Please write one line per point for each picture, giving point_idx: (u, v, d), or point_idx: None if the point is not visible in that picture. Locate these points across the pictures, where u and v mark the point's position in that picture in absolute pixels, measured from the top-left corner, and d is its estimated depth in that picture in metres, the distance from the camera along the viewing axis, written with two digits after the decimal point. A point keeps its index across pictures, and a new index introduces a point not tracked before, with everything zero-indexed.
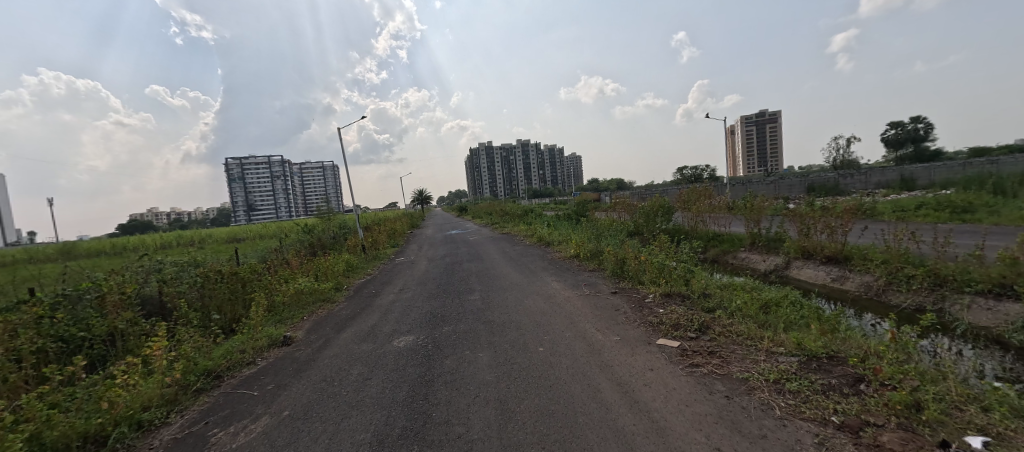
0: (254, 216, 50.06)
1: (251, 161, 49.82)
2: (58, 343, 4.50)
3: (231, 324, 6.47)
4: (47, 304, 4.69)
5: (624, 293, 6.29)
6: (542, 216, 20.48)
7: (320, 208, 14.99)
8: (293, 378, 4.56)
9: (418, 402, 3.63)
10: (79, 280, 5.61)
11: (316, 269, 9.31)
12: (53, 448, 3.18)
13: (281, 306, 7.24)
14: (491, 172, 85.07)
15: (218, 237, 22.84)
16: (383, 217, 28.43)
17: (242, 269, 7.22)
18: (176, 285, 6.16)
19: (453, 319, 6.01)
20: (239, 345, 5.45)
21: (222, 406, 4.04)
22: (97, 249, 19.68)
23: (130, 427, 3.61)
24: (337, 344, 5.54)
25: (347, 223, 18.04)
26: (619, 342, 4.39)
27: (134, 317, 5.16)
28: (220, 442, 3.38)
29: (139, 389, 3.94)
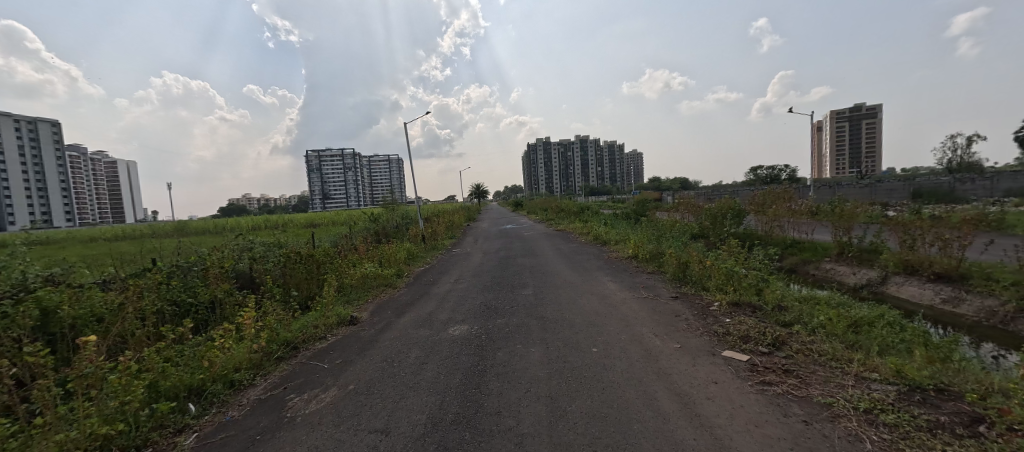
0: (329, 204, 54.37)
1: (328, 154, 54.04)
2: (173, 305, 5.22)
3: (306, 301, 7.08)
4: (165, 272, 5.44)
5: (685, 299, 5.94)
6: (600, 214, 20.01)
7: (385, 198, 15.85)
8: (357, 355, 4.89)
9: (470, 390, 3.72)
10: (189, 253, 6.45)
11: (379, 256, 9.88)
12: (166, 395, 3.69)
13: (349, 288, 7.77)
14: (549, 168, 84.65)
15: (298, 222, 25.15)
16: (442, 210, 29.48)
17: (317, 251, 7.85)
18: (263, 263, 6.85)
19: (506, 312, 6.08)
20: (313, 321, 5.95)
21: (297, 375, 4.43)
22: (201, 228, 22.58)
23: (224, 385, 4.07)
24: (397, 328, 5.83)
25: (408, 213, 18.93)
26: (679, 350, 4.15)
27: (230, 289, 5.83)
28: (296, 407, 3.71)
29: (233, 353, 4.43)
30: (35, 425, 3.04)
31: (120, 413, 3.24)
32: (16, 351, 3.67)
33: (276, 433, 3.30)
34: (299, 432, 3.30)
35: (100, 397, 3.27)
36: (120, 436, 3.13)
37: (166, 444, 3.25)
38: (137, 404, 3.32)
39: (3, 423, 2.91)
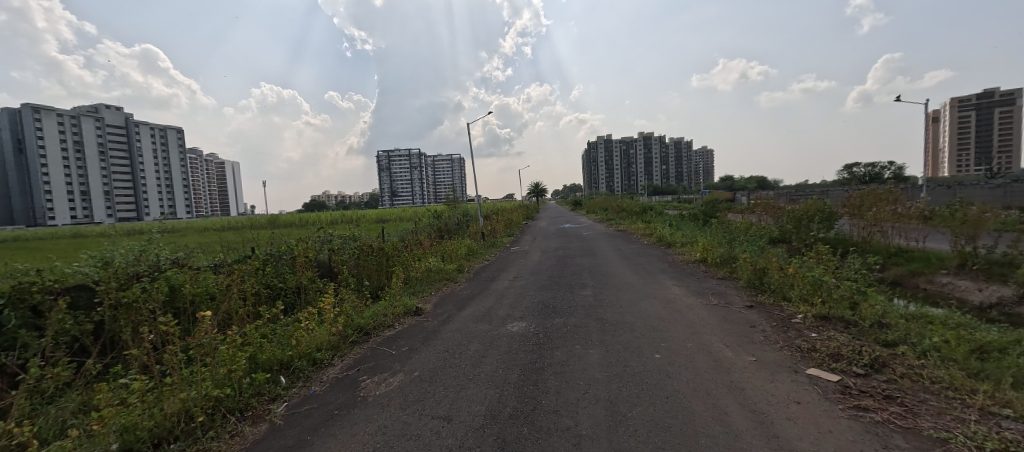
0: (397, 201, 57.62)
1: (397, 154, 57.34)
2: (267, 288, 5.88)
3: (377, 290, 7.60)
4: (261, 259, 6.14)
5: (762, 309, 5.48)
6: (664, 215, 19.13)
7: (448, 195, 16.46)
8: (421, 345, 5.14)
9: (528, 387, 3.75)
10: (280, 243, 7.21)
11: (442, 252, 10.31)
12: (263, 366, 4.18)
13: (414, 280, 8.19)
14: (611, 166, 82.42)
15: (369, 217, 26.99)
16: (501, 207, 30.00)
17: (387, 245, 8.39)
18: (341, 254, 7.47)
19: (564, 312, 6.04)
20: (383, 310, 6.36)
21: (369, 358, 4.77)
22: (287, 221, 25.11)
23: (308, 362, 4.50)
24: (458, 320, 6.05)
25: (469, 211, 19.52)
26: (754, 363, 3.85)
27: (313, 276, 6.42)
28: (368, 388, 4.01)
29: (316, 334, 4.88)
30: (164, 384, 3.59)
31: (228, 379, 3.73)
32: (152, 321, 4.37)
33: (352, 410, 3.59)
34: (370, 410, 3.56)
35: (212, 365, 3.78)
36: (228, 398, 3.61)
37: (262, 409, 3.68)
38: (240, 373, 3.80)
39: (144, 379, 3.49)
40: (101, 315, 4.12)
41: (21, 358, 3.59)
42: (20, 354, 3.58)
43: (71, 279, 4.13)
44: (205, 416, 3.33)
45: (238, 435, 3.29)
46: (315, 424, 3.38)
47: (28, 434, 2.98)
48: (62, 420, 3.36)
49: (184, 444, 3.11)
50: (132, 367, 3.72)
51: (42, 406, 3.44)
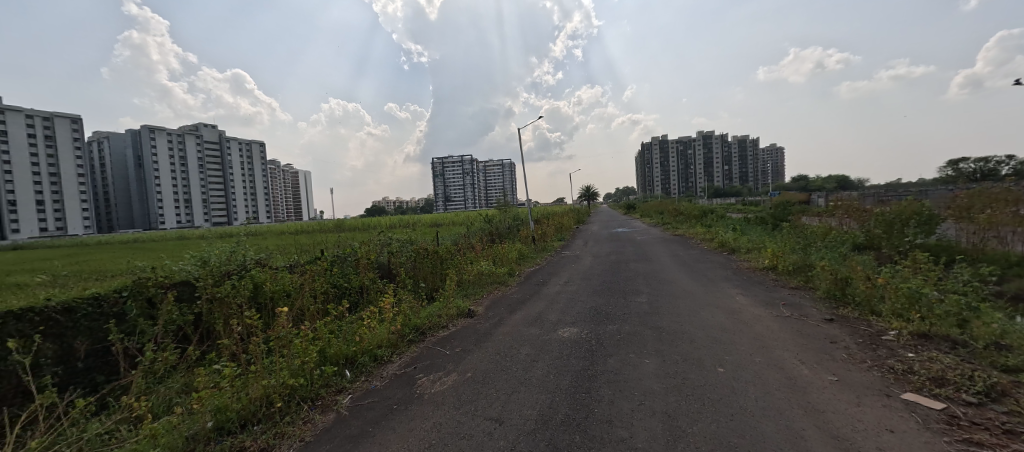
0: (450, 206, 59.46)
1: (451, 160, 59.26)
2: (334, 287, 6.33)
3: (431, 291, 7.88)
4: (330, 260, 6.63)
5: (844, 323, 4.97)
6: (727, 219, 17.96)
7: (499, 200, 16.71)
8: (474, 346, 5.25)
9: (580, 394, 3.70)
10: (346, 246, 7.75)
11: (494, 255, 10.47)
12: (331, 359, 4.50)
13: (467, 282, 8.40)
14: (667, 168, 79.11)
15: (424, 221, 28.14)
16: (552, 212, 29.91)
17: (441, 248, 8.70)
18: (399, 256, 7.84)
19: (617, 318, 5.90)
20: (438, 310, 6.60)
21: (426, 357, 4.96)
22: (350, 225, 26.89)
23: (371, 358, 4.77)
24: (509, 324, 6.11)
25: (520, 215, 19.68)
26: (836, 384, 3.51)
27: (374, 277, 6.81)
28: (425, 385, 4.17)
29: (377, 332, 5.16)
30: (248, 372, 3.99)
31: (302, 369, 4.06)
32: (239, 314, 4.88)
33: (409, 406, 3.76)
34: (425, 407, 3.70)
35: (289, 358, 4.13)
36: (302, 387, 3.92)
37: (330, 399, 3.96)
38: (311, 365, 4.12)
39: (234, 367, 3.90)
40: (199, 308, 4.69)
41: (138, 343, 4.19)
42: (138, 339, 4.19)
43: (177, 276, 4.75)
44: (282, 402, 3.67)
45: (310, 422, 3.57)
46: (376, 417, 3.58)
47: (142, 409, 3.47)
48: (168, 398, 3.87)
49: (265, 427, 3.44)
50: (223, 355, 4.18)
51: (153, 385, 3.99)
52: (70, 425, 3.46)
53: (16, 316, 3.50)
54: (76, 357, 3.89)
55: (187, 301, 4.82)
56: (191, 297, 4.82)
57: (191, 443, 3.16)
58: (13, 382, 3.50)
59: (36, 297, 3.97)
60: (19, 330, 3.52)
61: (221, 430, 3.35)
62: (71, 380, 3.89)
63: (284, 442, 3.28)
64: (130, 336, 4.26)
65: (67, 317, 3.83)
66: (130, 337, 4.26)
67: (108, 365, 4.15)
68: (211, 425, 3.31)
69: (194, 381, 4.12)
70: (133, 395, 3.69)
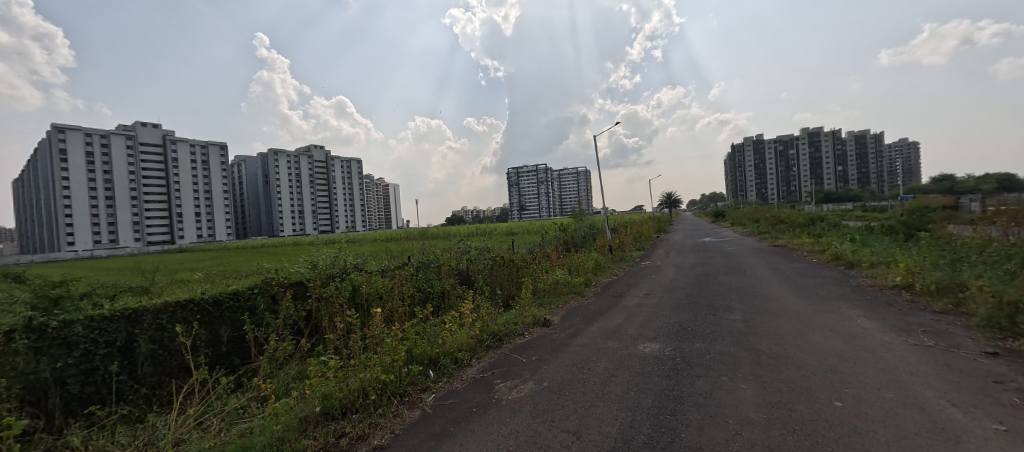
0: (525, 214, 60.20)
1: (526, 170, 60.12)
2: (419, 291, 6.69)
3: (508, 299, 7.95)
4: (415, 266, 7.04)
5: (1015, 360, 3.97)
6: (842, 228, 15.59)
7: (574, 208, 16.42)
8: (550, 356, 5.15)
9: (664, 415, 3.41)
10: (429, 252, 8.18)
11: (569, 265, 10.27)
12: (417, 358, 4.72)
13: (542, 291, 8.34)
14: (761, 171, 71.75)
15: (500, 230, 28.77)
16: (630, 220, 28.70)
17: (517, 257, 8.76)
18: (477, 264, 8.07)
19: (706, 336, 5.40)
20: (514, 318, 6.62)
21: (502, 363, 4.98)
22: (432, 233, 28.51)
23: (451, 361, 4.91)
24: (587, 335, 5.91)
25: (597, 223, 19.16)
26: (1004, 434, 2.79)
27: (454, 283, 7.09)
28: (502, 391, 4.17)
29: (457, 335, 5.31)
30: (346, 366, 4.34)
31: (392, 366, 4.30)
32: (340, 313, 5.38)
33: (488, 410, 3.77)
34: (504, 413, 3.69)
35: (380, 356, 4.42)
36: (391, 383, 4.15)
37: (416, 396, 4.14)
38: (401, 363, 4.34)
39: (335, 360, 4.28)
40: (311, 305, 5.29)
41: (265, 333, 4.86)
42: (264, 330, 4.85)
43: (294, 277, 5.40)
44: (376, 395, 3.92)
45: (398, 416, 3.75)
46: (456, 418, 3.65)
47: (268, 390, 4.02)
48: (285, 383, 4.40)
49: (362, 417, 3.70)
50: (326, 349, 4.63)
51: (274, 371, 4.56)
52: (216, 398, 4.12)
53: (181, 306, 4.32)
54: (221, 342, 4.64)
55: (301, 299, 5.45)
56: (304, 296, 5.45)
57: (303, 424, 3.57)
58: (178, 360, 4.32)
59: (194, 293, 4.85)
60: (183, 317, 4.33)
61: (325, 415, 3.68)
62: (217, 361, 4.63)
63: (377, 432, 3.49)
64: (259, 327, 4.95)
65: (215, 308, 4.59)
66: (258, 327, 4.94)
67: (242, 350, 4.86)
68: (318, 409, 3.68)
69: (306, 369, 4.64)
70: (261, 378, 4.28)
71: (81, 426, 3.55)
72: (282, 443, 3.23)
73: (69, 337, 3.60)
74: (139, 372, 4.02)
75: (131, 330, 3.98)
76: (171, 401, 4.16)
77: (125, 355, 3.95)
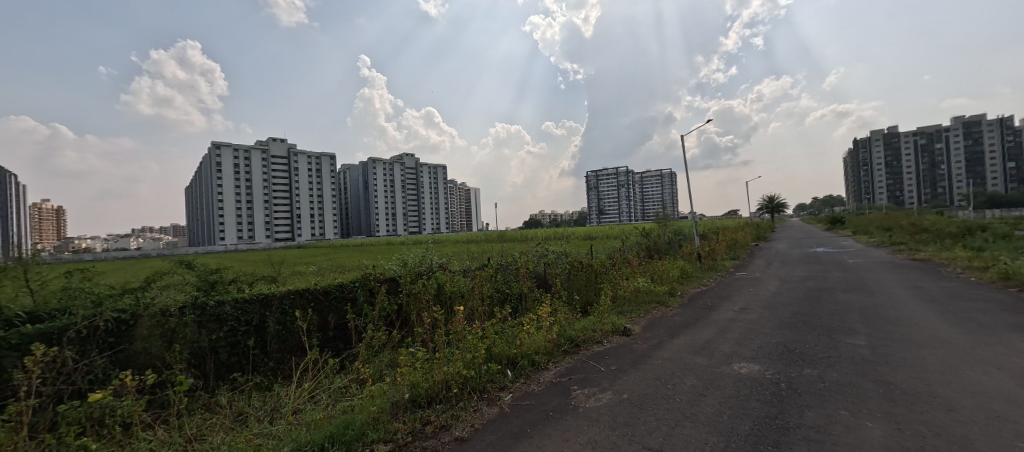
0: (604, 219, 58.54)
1: (606, 173, 58.54)
2: (497, 291, 6.80)
3: (585, 305, 7.71)
4: (494, 267, 7.17)
5: None
6: (1012, 240, 12.52)
7: (659, 213, 15.47)
8: (631, 367, 4.86)
9: (766, 445, 3.01)
10: (508, 255, 8.29)
11: (652, 272, 9.66)
12: (496, 357, 4.78)
13: (623, 299, 7.94)
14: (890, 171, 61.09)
15: (578, 234, 28.27)
16: (723, 226, 26.24)
17: (596, 262, 8.48)
18: (554, 267, 7.98)
19: (820, 360, 4.68)
20: (592, 325, 6.39)
21: (580, 369, 4.82)
22: (510, 236, 28.98)
23: (529, 363, 4.88)
24: (672, 348, 5.48)
25: (683, 229, 17.84)
26: None
27: (531, 286, 7.08)
28: (580, 398, 4.03)
29: (535, 338, 5.27)
30: (431, 358, 4.54)
31: (473, 362, 4.40)
32: (427, 308, 5.67)
33: (566, 416, 3.66)
34: (583, 421, 3.55)
35: (462, 352, 4.56)
36: (472, 378, 4.25)
37: (494, 394, 4.17)
38: (481, 361, 4.41)
39: (423, 352, 4.51)
40: (402, 300, 5.66)
41: (363, 322, 5.30)
42: (363, 320, 5.30)
43: (387, 273, 5.83)
44: (458, 389, 4.03)
45: (478, 411, 3.82)
46: (534, 420, 3.60)
47: (366, 373, 4.37)
48: (379, 370, 4.75)
49: (445, 408, 3.83)
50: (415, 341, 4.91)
51: (370, 357, 4.95)
52: (324, 377, 4.59)
53: (299, 294, 4.92)
54: (329, 327, 5.18)
55: (394, 293, 5.85)
56: (396, 291, 5.85)
57: (395, 408, 3.80)
58: (296, 340, 4.91)
59: (309, 283, 5.50)
60: (300, 303, 4.92)
61: (413, 402, 3.87)
62: (326, 344, 5.16)
63: (459, 424, 3.58)
64: (358, 316, 5.42)
65: (325, 297, 5.14)
66: (358, 317, 5.42)
67: (344, 337, 5.36)
68: (407, 396, 3.88)
69: (397, 359, 4.96)
70: (359, 362, 4.68)
71: (227, 389, 4.23)
72: (376, 423, 3.47)
73: (221, 315, 4.36)
74: (268, 348, 4.66)
75: (263, 312, 4.64)
76: (291, 375, 4.72)
77: (257, 333, 4.61)
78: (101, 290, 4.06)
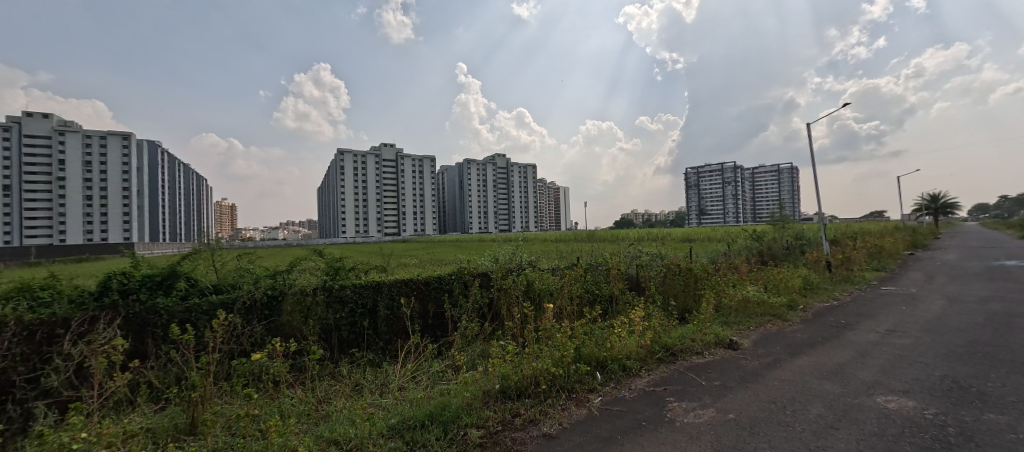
0: (706, 220, 53.84)
1: (709, 170, 53.92)
2: (587, 292, 6.70)
3: (683, 312, 7.17)
4: (583, 267, 7.09)
5: None
6: None
7: (774, 213, 13.70)
8: (737, 385, 4.40)
9: None
10: (597, 255, 8.10)
11: (766, 281, 8.59)
12: (586, 358, 4.69)
13: (727, 309, 7.21)
14: None
15: (676, 236, 26.41)
16: (861, 230, 22.24)
17: (697, 266, 7.80)
18: (648, 270, 7.63)
19: (1006, 406, 3.70)
20: (692, 334, 5.93)
21: (677, 381, 4.52)
22: (601, 236, 28.32)
23: (620, 367, 4.71)
24: (789, 369, 4.83)
25: (807, 233, 15.53)
26: None
27: (623, 288, 6.81)
28: (677, 412, 3.77)
29: (627, 342, 5.05)
30: (521, 353, 4.64)
31: (562, 361, 4.37)
32: (517, 303, 5.80)
33: (660, 428, 3.47)
34: (679, 436, 3.33)
35: (551, 349, 4.56)
36: (561, 377, 4.23)
37: (583, 395, 4.12)
38: (569, 360, 4.38)
39: (515, 347, 4.62)
40: (494, 294, 5.89)
41: (458, 313, 5.63)
42: (458, 310, 5.63)
43: (480, 267, 6.14)
44: (547, 386, 4.06)
45: (567, 410, 3.81)
46: (625, 428, 3.48)
47: (461, 361, 4.64)
48: (473, 359, 5.01)
49: (534, 402, 3.89)
50: (506, 335, 5.08)
51: (465, 345, 5.24)
52: (424, 360, 4.99)
53: (404, 283, 5.43)
54: (429, 315, 5.62)
55: (486, 288, 6.11)
56: (488, 286, 6.13)
57: (487, 396, 3.97)
58: (402, 325, 5.42)
59: (413, 274, 6.03)
60: (405, 291, 5.43)
61: (504, 394, 4.01)
62: (426, 330, 5.61)
63: (547, 420, 3.61)
64: (454, 307, 5.76)
65: (426, 287, 5.59)
66: (454, 308, 5.76)
67: (442, 326, 5.75)
68: (498, 387, 4.03)
69: (488, 350, 5.18)
70: (455, 350, 4.99)
71: (347, 361, 4.84)
72: (470, 408, 3.67)
73: (343, 296, 5.02)
74: (379, 329, 5.23)
75: (375, 297, 5.24)
76: (397, 355, 5.22)
77: (371, 315, 5.21)
78: (259, 271, 4.95)
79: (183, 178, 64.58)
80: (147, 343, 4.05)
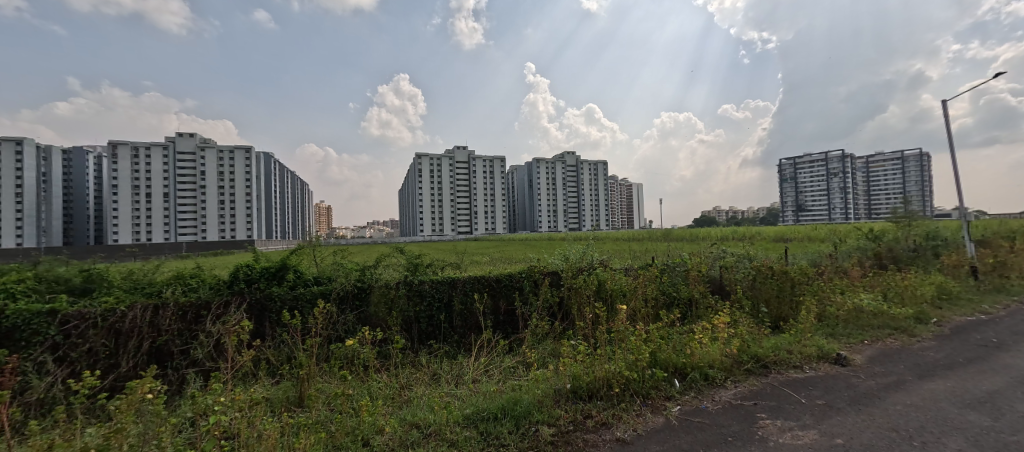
0: (805, 217, 48.06)
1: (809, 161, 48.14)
2: (664, 294, 6.39)
3: (777, 320, 6.50)
4: (659, 268, 6.77)
5: None
6: None
7: (896, 210, 11.79)
8: (845, 406, 3.88)
9: None
10: (676, 256, 7.65)
11: (886, 289, 7.42)
12: (664, 364, 4.45)
13: (833, 319, 6.38)
14: None
15: (771, 235, 23.86)
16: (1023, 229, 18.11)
17: (794, 268, 7.01)
18: (734, 272, 7.07)
19: None
20: (787, 345, 5.36)
21: (769, 395, 4.12)
22: (682, 234, 26.71)
23: (701, 376, 4.41)
24: (914, 393, 4.14)
25: (943, 232, 13.06)
26: None
27: (705, 291, 6.35)
28: (768, 429, 3.45)
29: (709, 349, 4.72)
30: (593, 353, 4.55)
31: (636, 365, 4.21)
32: (589, 303, 5.70)
33: (748, 446, 3.19)
34: None
35: (625, 352, 4.43)
36: (635, 381, 4.07)
37: (659, 403, 3.94)
38: (645, 364, 4.20)
39: (588, 347, 4.55)
40: (565, 293, 5.85)
41: (530, 311, 5.70)
42: (530, 309, 5.69)
43: (551, 267, 6.16)
44: (620, 390, 3.94)
45: (642, 416, 3.67)
46: (707, 441, 3.27)
47: (532, 358, 4.69)
48: (544, 357, 5.05)
49: (606, 405, 3.80)
50: (577, 335, 5.06)
51: (537, 343, 5.28)
52: (497, 355, 5.11)
53: (477, 281, 5.66)
54: (500, 311, 5.76)
55: (557, 287, 6.11)
56: (559, 285, 6.12)
57: (558, 395, 3.99)
58: (475, 320, 5.61)
59: (486, 271, 6.23)
60: (478, 288, 5.65)
61: (575, 394, 3.97)
62: (499, 326, 5.76)
63: (620, 425, 3.51)
64: (525, 305, 5.82)
65: (497, 284, 5.76)
66: (525, 305, 5.82)
67: (514, 324, 5.84)
68: (569, 386, 4.01)
69: (559, 349, 5.17)
70: (527, 348, 5.05)
71: (426, 352, 5.14)
72: (541, 405, 3.70)
73: (421, 291, 5.37)
74: (454, 323, 5.48)
75: (450, 292, 5.52)
76: (471, 349, 5.42)
77: (446, 310, 5.49)
78: (351, 266, 5.46)
79: (291, 184, 73.82)
80: (265, 324, 4.69)
